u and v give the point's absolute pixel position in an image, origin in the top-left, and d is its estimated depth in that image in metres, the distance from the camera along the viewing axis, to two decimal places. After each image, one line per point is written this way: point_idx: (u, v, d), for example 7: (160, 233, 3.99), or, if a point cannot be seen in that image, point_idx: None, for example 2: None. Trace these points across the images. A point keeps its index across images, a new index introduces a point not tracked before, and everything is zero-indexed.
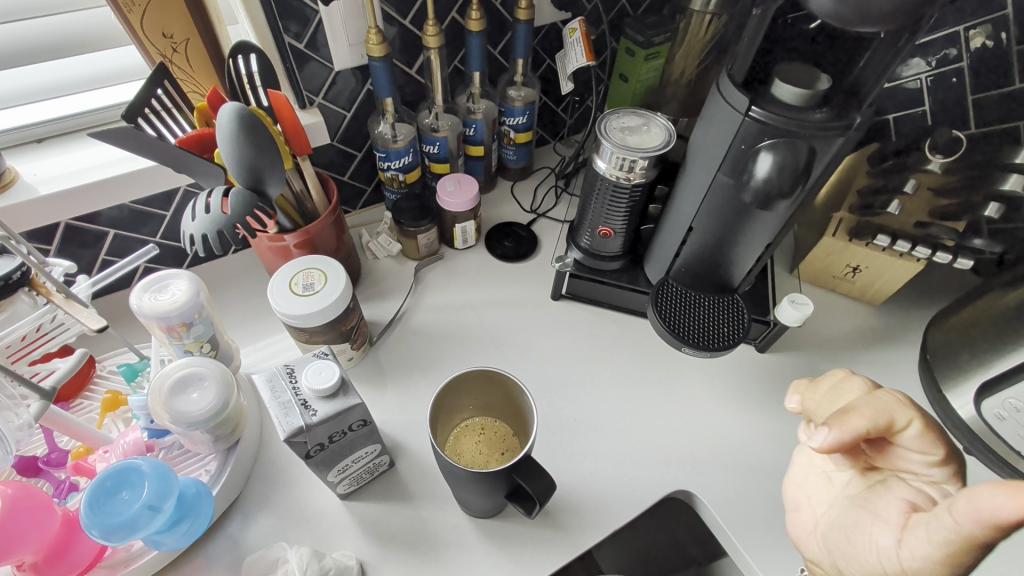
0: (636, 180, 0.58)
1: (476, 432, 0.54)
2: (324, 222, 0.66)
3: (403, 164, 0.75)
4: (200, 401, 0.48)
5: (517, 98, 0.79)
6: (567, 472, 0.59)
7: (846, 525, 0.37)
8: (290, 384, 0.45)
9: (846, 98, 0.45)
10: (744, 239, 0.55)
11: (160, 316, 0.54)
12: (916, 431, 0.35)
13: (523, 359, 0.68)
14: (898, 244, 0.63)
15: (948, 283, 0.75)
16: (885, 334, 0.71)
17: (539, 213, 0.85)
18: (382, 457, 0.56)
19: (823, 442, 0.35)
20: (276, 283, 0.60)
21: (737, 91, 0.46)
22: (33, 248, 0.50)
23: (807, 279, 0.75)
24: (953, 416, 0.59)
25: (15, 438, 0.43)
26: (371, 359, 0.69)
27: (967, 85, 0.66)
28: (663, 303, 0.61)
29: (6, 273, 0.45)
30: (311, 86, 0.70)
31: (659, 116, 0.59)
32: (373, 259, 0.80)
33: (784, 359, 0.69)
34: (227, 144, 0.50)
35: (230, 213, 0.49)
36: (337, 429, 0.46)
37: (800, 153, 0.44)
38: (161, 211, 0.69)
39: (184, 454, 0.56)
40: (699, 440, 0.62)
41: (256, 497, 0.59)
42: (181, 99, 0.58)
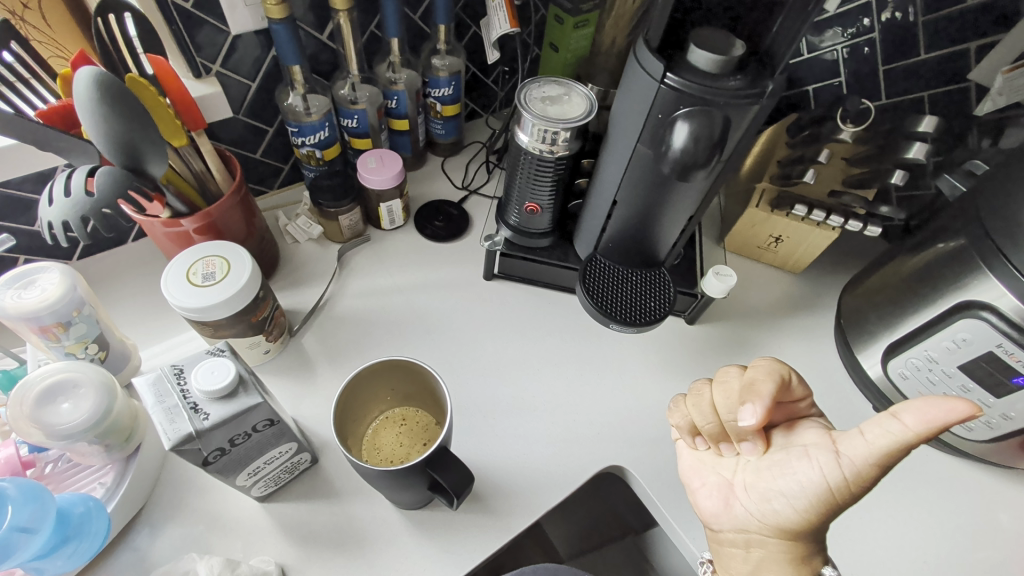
0: (559, 153, 0.56)
1: (397, 423, 0.52)
2: (228, 204, 0.60)
3: (319, 139, 0.69)
4: (73, 411, 0.43)
5: (440, 67, 0.74)
6: (499, 455, 0.58)
7: (784, 481, 0.42)
8: (179, 386, 0.41)
9: (760, 65, 0.45)
10: (667, 213, 0.55)
11: (27, 316, 0.47)
12: (797, 380, 0.45)
13: (455, 343, 0.66)
14: (814, 213, 0.64)
15: (863, 250, 0.79)
16: (805, 301, 0.74)
17: (470, 190, 0.82)
18: (301, 454, 0.52)
19: (755, 415, 0.41)
20: (171, 274, 0.54)
21: (652, 57, 0.44)
22: None
23: (734, 250, 0.76)
24: (864, 375, 0.64)
25: None
26: (291, 351, 0.65)
27: (878, 55, 0.68)
28: (591, 280, 0.61)
29: None
30: (205, 53, 0.63)
31: (580, 85, 0.57)
32: (293, 244, 0.75)
33: (712, 330, 0.70)
34: (90, 118, 0.44)
35: (97, 194, 0.43)
36: (237, 432, 0.42)
37: (716, 122, 0.43)
38: (35, 196, 0.60)
39: (73, 468, 0.50)
40: (631, 415, 0.62)
41: (164, 507, 0.54)
42: (39, 65, 0.50)
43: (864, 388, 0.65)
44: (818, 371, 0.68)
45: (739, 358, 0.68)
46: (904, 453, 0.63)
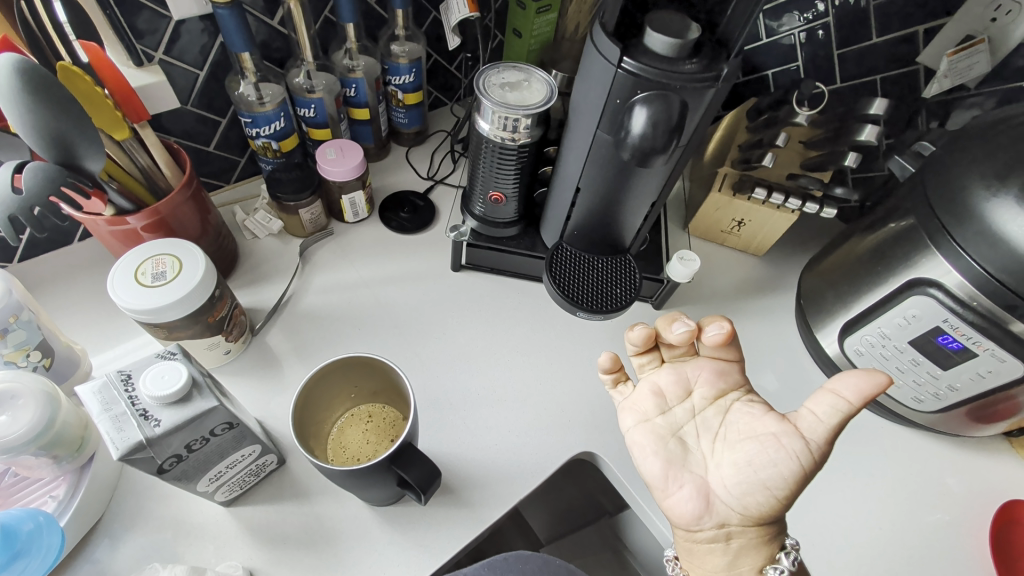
0: (521, 140, 0.55)
1: (364, 420, 0.51)
2: (176, 200, 0.57)
3: (274, 130, 0.67)
4: (11, 423, 0.40)
5: (400, 54, 0.72)
6: (471, 447, 0.58)
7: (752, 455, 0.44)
8: (127, 393, 0.39)
9: (715, 48, 0.45)
10: (630, 199, 0.55)
11: None
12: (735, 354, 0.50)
13: (423, 336, 0.65)
14: (773, 196, 0.65)
15: (823, 231, 0.81)
16: (768, 283, 0.75)
17: (435, 180, 0.80)
18: (267, 456, 0.51)
19: (723, 330, 0.47)
20: (119, 274, 0.52)
21: (608, 40, 0.44)
22: None
23: (698, 235, 0.78)
24: (824, 353, 0.66)
25: None
26: (254, 351, 0.63)
27: (833, 39, 0.69)
28: (558, 268, 0.61)
29: None
30: (147, 40, 0.60)
31: (540, 70, 0.56)
32: (252, 239, 0.72)
33: (679, 314, 0.71)
34: (14, 109, 0.41)
35: (26, 193, 0.40)
36: (194, 437, 0.40)
37: (673, 106, 0.43)
38: None
39: (20, 482, 0.48)
40: (601, 401, 0.63)
41: (124, 516, 0.52)
42: None
43: (824, 365, 0.67)
44: (780, 351, 0.70)
45: None
46: (861, 426, 0.65)
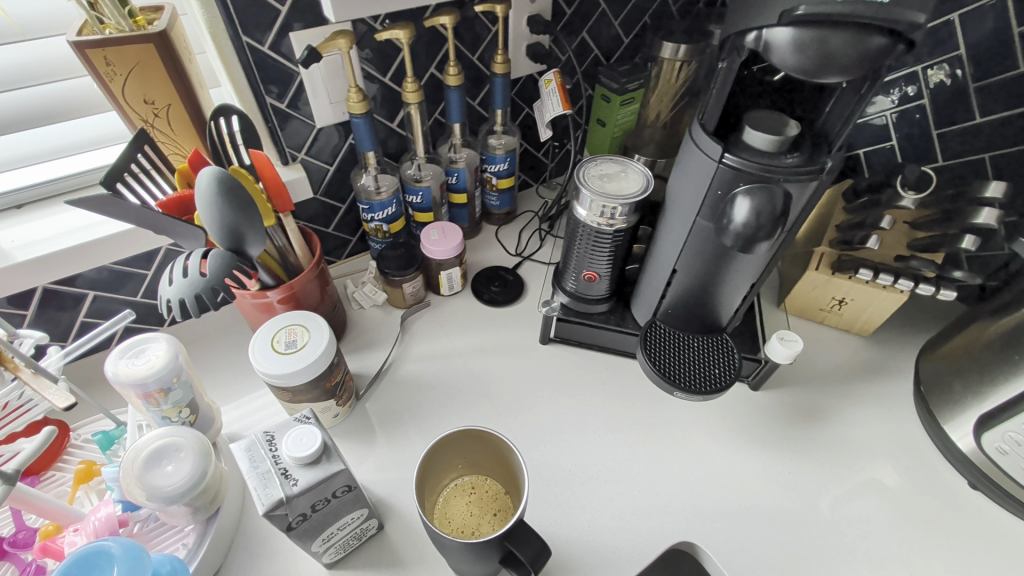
0: (618, 226, 0.58)
1: (467, 491, 0.53)
2: (307, 277, 0.64)
3: (386, 215, 0.75)
4: (176, 473, 0.47)
5: (497, 146, 0.80)
6: (563, 527, 0.57)
7: None
8: (271, 452, 0.44)
9: (815, 142, 0.47)
10: (728, 279, 0.56)
11: (136, 382, 0.52)
12: None
13: (514, 408, 0.67)
14: (881, 277, 0.63)
15: (934, 312, 0.76)
16: (876, 366, 0.71)
17: (524, 256, 0.85)
18: (370, 520, 0.53)
19: None
20: (257, 342, 0.58)
21: (709, 139, 0.47)
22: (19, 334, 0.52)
23: (794, 312, 0.75)
24: (953, 448, 0.60)
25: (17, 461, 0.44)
26: (358, 414, 0.67)
27: (930, 120, 0.69)
28: (652, 345, 0.61)
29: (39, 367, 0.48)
30: (293, 142, 0.70)
31: (636, 162, 0.60)
32: (358, 309, 0.79)
33: (778, 396, 0.68)
34: (207, 209, 0.50)
35: (208, 276, 0.49)
36: (319, 497, 0.44)
37: (776, 198, 0.45)
38: (141, 270, 0.68)
39: (161, 527, 0.53)
40: (697, 485, 0.60)
41: (237, 569, 0.55)
42: (161, 161, 0.57)
43: (954, 461, 0.61)
44: (899, 442, 0.64)
45: (810, 426, 0.66)
46: (1010, 537, 0.57)
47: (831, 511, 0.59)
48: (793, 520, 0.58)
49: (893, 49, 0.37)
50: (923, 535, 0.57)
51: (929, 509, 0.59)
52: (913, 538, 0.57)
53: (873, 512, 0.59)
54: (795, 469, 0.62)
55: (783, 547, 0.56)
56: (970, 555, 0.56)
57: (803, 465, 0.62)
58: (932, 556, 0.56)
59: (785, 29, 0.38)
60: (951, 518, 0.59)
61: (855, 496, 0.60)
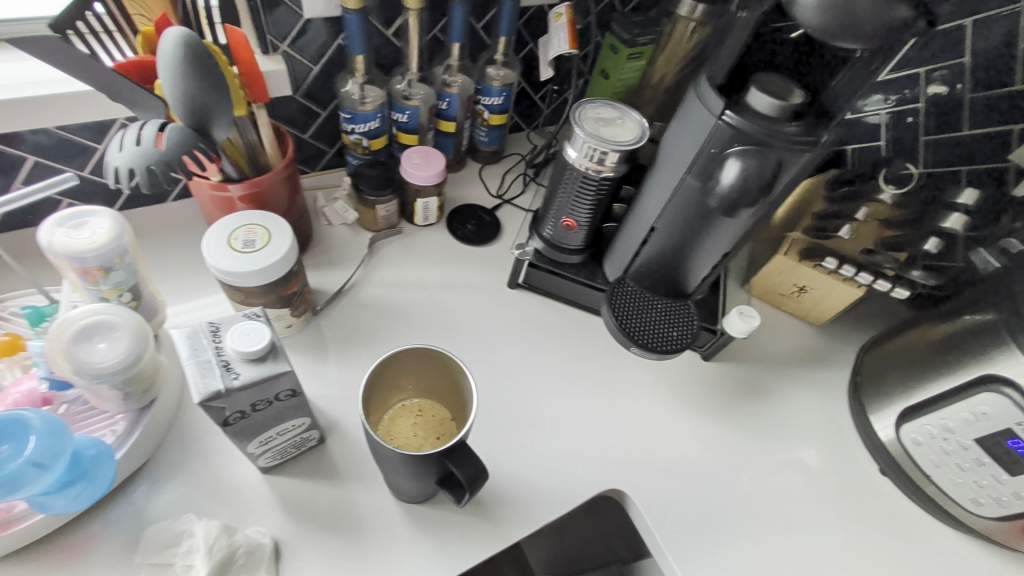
0: (605, 173, 0.57)
1: (414, 414, 0.53)
2: (275, 177, 0.60)
3: (369, 129, 0.71)
4: (108, 352, 0.45)
5: (495, 77, 0.76)
6: (503, 463, 0.58)
7: None
8: (214, 343, 0.42)
9: (816, 115, 0.46)
10: (704, 244, 0.56)
11: (73, 256, 0.48)
12: None
13: (471, 346, 0.66)
14: (844, 267, 0.66)
15: (884, 313, 0.79)
16: (822, 355, 0.74)
17: (504, 199, 0.82)
18: (311, 432, 0.53)
19: None
20: (213, 236, 0.55)
21: (714, 94, 0.47)
22: None
23: (757, 294, 0.77)
24: (876, 437, 0.64)
25: None
26: (312, 329, 0.65)
27: (921, 125, 0.69)
28: (618, 300, 0.61)
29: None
30: (277, 31, 0.65)
31: (635, 112, 0.59)
32: (326, 226, 0.75)
33: (726, 369, 0.71)
34: (170, 77, 0.46)
35: (164, 149, 0.46)
36: (261, 397, 0.43)
37: (767, 164, 0.46)
38: (93, 144, 0.62)
39: (89, 410, 0.50)
40: (637, 440, 0.63)
41: (168, 464, 0.54)
42: (125, 22, 0.51)
43: (873, 449, 0.65)
44: (827, 426, 0.68)
45: (751, 401, 0.68)
46: (906, 520, 0.63)
47: (754, 479, 0.62)
48: (719, 483, 0.61)
49: (913, 25, 0.37)
50: (831, 510, 0.62)
51: (842, 488, 0.64)
52: (822, 511, 0.62)
53: (791, 484, 0.63)
54: (730, 438, 0.65)
55: (705, 506, 0.59)
56: (868, 532, 0.61)
57: (738, 436, 0.65)
58: (834, 529, 0.61)
59: None
60: (859, 498, 0.63)
61: (779, 469, 0.64)
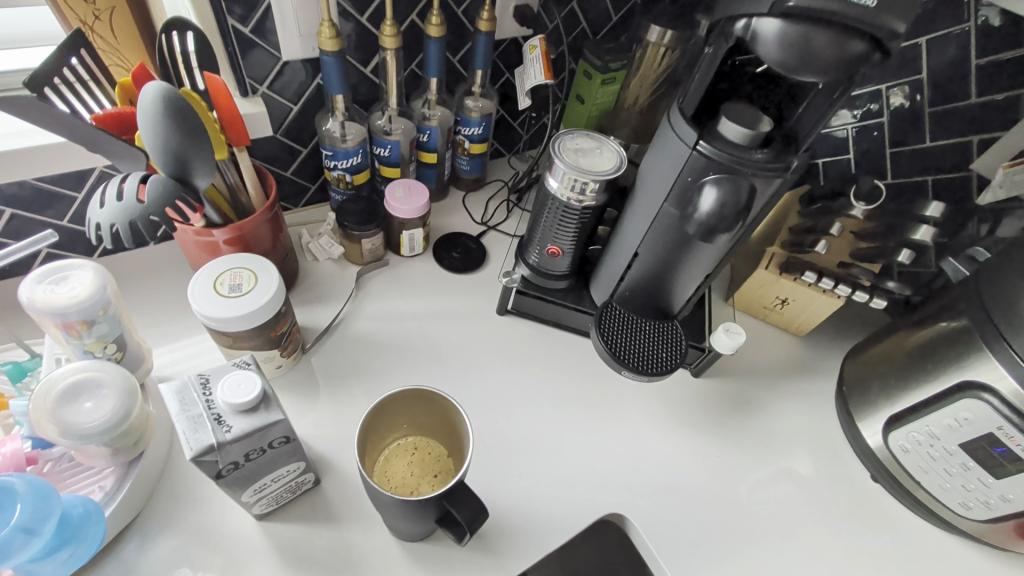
0: (587, 202, 0.58)
1: (409, 452, 0.53)
2: (259, 220, 0.60)
3: (351, 165, 0.71)
4: (95, 410, 0.44)
5: (474, 108, 0.77)
6: (501, 493, 0.58)
7: None
8: (204, 396, 0.42)
9: (784, 141, 0.49)
10: (686, 267, 0.57)
11: (55, 312, 0.47)
12: None
13: (464, 376, 0.66)
14: (823, 281, 0.67)
15: (864, 320, 0.81)
16: (807, 365, 0.76)
17: (489, 226, 0.83)
18: (305, 475, 0.52)
19: None
20: (198, 284, 0.54)
21: (686, 125, 0.48)
22: None
23: (741, 308, 0.79)
24: (864, 445, 0.65)
25: None
26: (301, 368, 0.65)
27: (885, 139, 0.71)
28: (606, 324, 0.62)
29: None
30: (255, 73, 0.65)
31: (612, 141, 0.60)
32: (312, 261, 0.75)
33: (716, 385, 0.72)
34: (152, 130, 0.47)
35: (147, 203, 0.46)
36: (254, 447, 0.42)
37: (741, 190, 0.47)
38: (71, 193, 0.62)
39: (75, 468, 0.49)
40: (632, 461, 0.63)
41: (159, 517, 0.53)
42: (100, 72, 0.52)
43: (862, 456, 0.67)
44: (817, 435, 0.69)
45: (742, 415, 0.69)
46: (900, 526, 0.63)
47: (749, 494, 0.63)
48: (715, 500, 0.62)
49: (868, 57, 0.38)
50: (827, 519, 0.63)
51: (835, 497, 0.64)
52: (818, 522, 0.62)
53: (786, 496, 0.64)
54: (725, 454, 0.66)
55: (704, 524, 0.60)
56: (864, 540, 0.62)
57: (731, 450, 0.66)
58: (831, 539, 0.61)
59: (774, 20, 0.38)
60: (853, 505, 0.64)
61: (773, 481, 0.64)
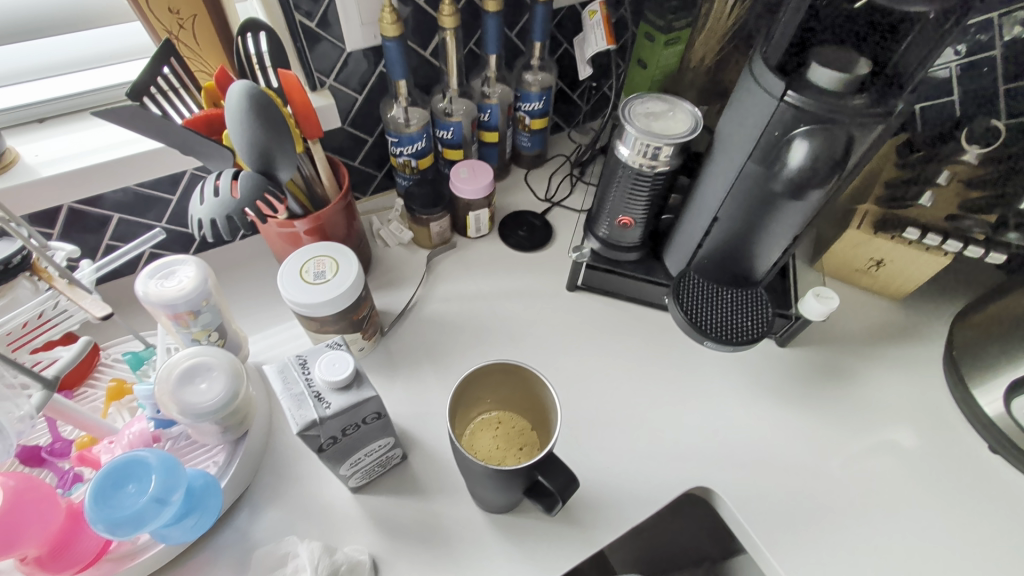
0: (659, 168, 0.56)
1: (493, 427, 0.54)
2: (335, 209, 0.63)
3: (415, 150, 0.72)
4: (209, 391, 0.48)
5: (533, 82, 0.76)
6: (583, 467, 0.58)
7: None
8: (303, 375, 0.44)
9: (886, 83, 0.44)
10: (771, 229, 0.54)
11: (166, 303, 0.51)
12: None
13: (538, 353, 0.67)
14: (928, 237, 0.61)
15: (974, 279, 0.74)
16: (908, 330, 0.69)
17: (553, 202, 0.82)
18: (394, 450, 0.54)
19: None
20: (286, 272, 0.57)
21: (771, 75, 0.45)
22: (32, 231, 0.45)
23: (829, 273, 0.73)
24: (980, 413, 0.60)
25: (12, 429, 0.40)
26: (382, 350, 0.67)
27: (998, 74, 0.63)
28: (684, 294, 0.60)
29: (6, 257, 0.42)
30: (322, 67, 0.67)
31: (684, 102, 0.57)
32: (384, 247, 0.77)
33: (804, 354, 0.67)
34: (238, 127, 0.49)
35: (239, 197, 0.48)
36: (350, 422, 0.45)
37: (837, 142, 0.43)
38: (166, 196, 0.67)
39: (192, 445, 0.54)
40: (716, 435, 0.61)
41: (265, 489, 0.57)
42: (188, 78, 0.55)
43: (978, 426, 0.61)
44: (923, 404, 0.64)
45: (835, 385, 0.65)
46: None
47: (847, 467, 0.59)
48: (809, 473, 0.59)
49: None
50: (938, 494, 0.58)
51: (946, 470, 0.59)
52: (927, 498, 0.58)
53: (889, 471, 0.59)
54: (817, 425, 0.62)
55: (796, 498, 0.57)
56: (984, 517, 0.57)
57: (824, 423, 0.62)
58: (944, 515, 0.57)
59: None
60: (968, 479, 0.59)
61: (873, 454, 0.60)
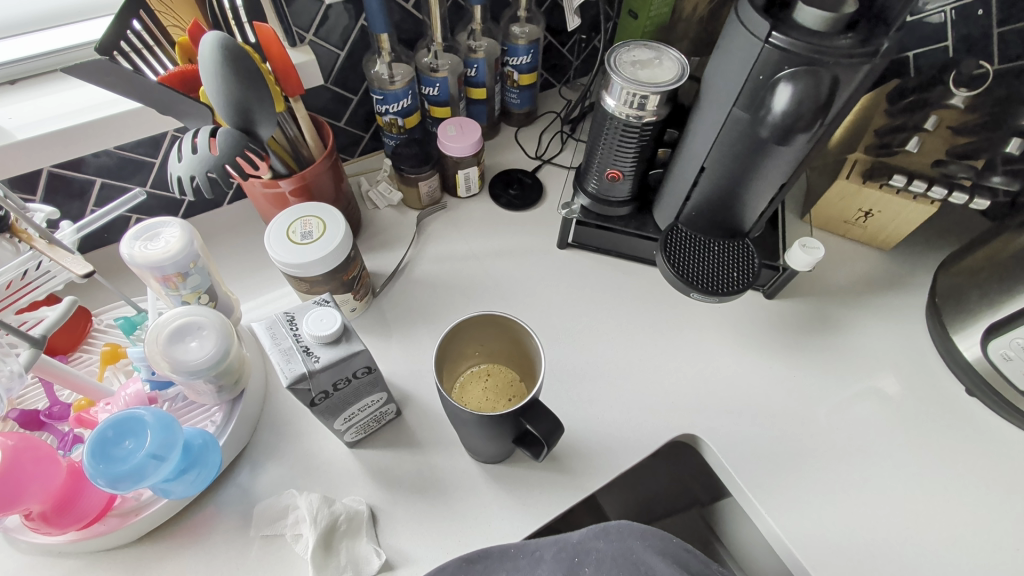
0: (647, 118, 0.55)
1: (483, 378, 0.55)
2: (320, 168, 0.62)
3: (401, 108, 0.71)
4: (200, 349, 0.48)
5: (520, 35, 0.74)
6: (574, 417, 0.59)
7: None
8: (292, 331, 0.45)
9: (873, 23, 0.43)
10: (759, 177, 0.54)
11: (153, 265, 0.51)
12: None
13: (529, 310, 0.67)
14: (914, 183, 0.61)
15: (961, 228, 0.74)
16: (895, 280, 0.70)
17: (544, 159, 0.81)
18: (389, 405, 0.56)
19: None
20: (273, 232, 0.57)
21: (757, 16, 0.44)
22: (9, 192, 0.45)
23: (818, 224, 0.74)
24: (959, 358, 0.61)
25: None
26: (375, 311, 0.68)
27: (993, 17, 0.62)
28: (672, 247, 0.60)
29: None
30: (301, 22, 0.65)
31: (672, 49, 0.56)
32: (373, 209, 0.77)
33: (791, 306, 0.68)
34: (213, 81, 0.48)
35: (218, 154, 0.48)
36: (341, 376, 0.45)
37: (822, 83, 0.43)
38: (148, 159, 0.65)
39: (189, 405, 0.55)
40: (704, 384, 0.62)
41: (264, 447, 0.58)
42: (160, 33, 0.53)
43: (957, 370, 0.62)
44: (906, 352, 0.65)
45: (821, 335, 0.66)
46: (1000, 439, 0.60)
47: (830, 413, 0.61)
48: (792, 418, 0.60)
49: None
50: (916, 436, 0.60)
51: (925, 413, 0.61)
52: (905, 439, 0.60)
53: (869, 415, 0.61)
54: (802, 374, 0.64)
55: (780, 442, 0.59)
56: (960, 455, 0.59)
57: (809, 371, 0.64)
58: (921, 455, 0.59)
59: None
60: (945, 420, 0.61)
61: (856, 400, 0.62)
